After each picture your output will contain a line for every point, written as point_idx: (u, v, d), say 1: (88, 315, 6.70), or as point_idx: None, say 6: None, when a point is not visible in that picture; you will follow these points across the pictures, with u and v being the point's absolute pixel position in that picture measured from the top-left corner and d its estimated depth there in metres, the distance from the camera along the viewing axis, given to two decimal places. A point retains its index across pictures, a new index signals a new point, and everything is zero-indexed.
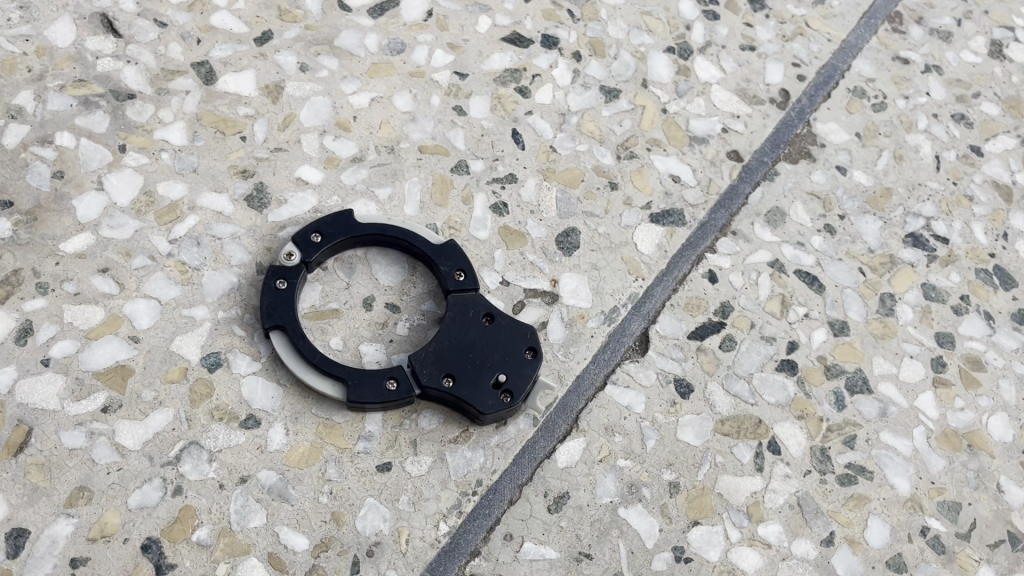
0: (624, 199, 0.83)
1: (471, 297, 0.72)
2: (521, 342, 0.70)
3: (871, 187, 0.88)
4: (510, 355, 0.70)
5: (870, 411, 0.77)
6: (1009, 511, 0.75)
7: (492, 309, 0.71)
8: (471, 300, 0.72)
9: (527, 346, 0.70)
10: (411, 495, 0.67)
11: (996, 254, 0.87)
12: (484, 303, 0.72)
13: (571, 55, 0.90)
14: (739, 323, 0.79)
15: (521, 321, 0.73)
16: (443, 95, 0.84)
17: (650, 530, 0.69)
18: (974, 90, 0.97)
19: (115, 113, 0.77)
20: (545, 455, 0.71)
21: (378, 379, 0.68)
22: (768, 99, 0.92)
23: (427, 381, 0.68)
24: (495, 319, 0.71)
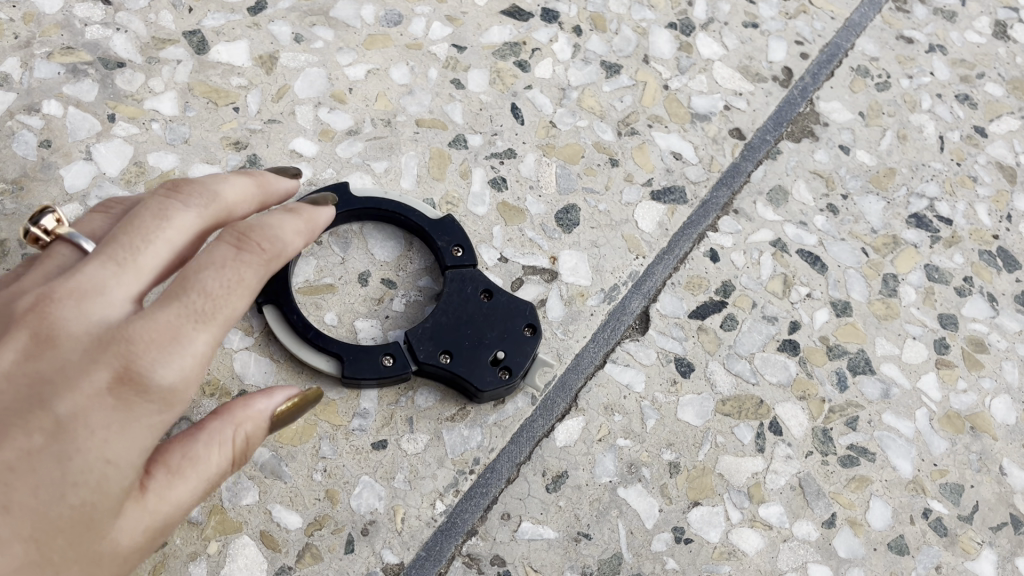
0: (625, 176, 0.81)
1: (470, 273, 0.71)
2: (521, 318, 0.69)
3: (874, 167, 0.87)
4: (509, 331, 0.68)
5: (872, 392, 0.76)
6: (1011, 494, 0.74)
7: (491, 285, 0.70)
8: (470, 276, 0.70)
9: (526, 322, 0.69)
10: (407, 473, 0.66)
11: (1000, 236, 0.86)
12: (482, 279, 0.70)
13: (571, 29, 0.88)
14: (740, 302, 0.77)
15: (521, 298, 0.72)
16: (441, 68, 0.83)
17: (649, 511, 0.68)
18: (978, 70, 0.96)
19: (104, 82, 0.75)
20: (544, 433, 0.69)
21: (374, 353, 0.66)
22: (771, 76, 0.90)
23: (424, 357, 0.67)
24: (494, 295, 0.69)
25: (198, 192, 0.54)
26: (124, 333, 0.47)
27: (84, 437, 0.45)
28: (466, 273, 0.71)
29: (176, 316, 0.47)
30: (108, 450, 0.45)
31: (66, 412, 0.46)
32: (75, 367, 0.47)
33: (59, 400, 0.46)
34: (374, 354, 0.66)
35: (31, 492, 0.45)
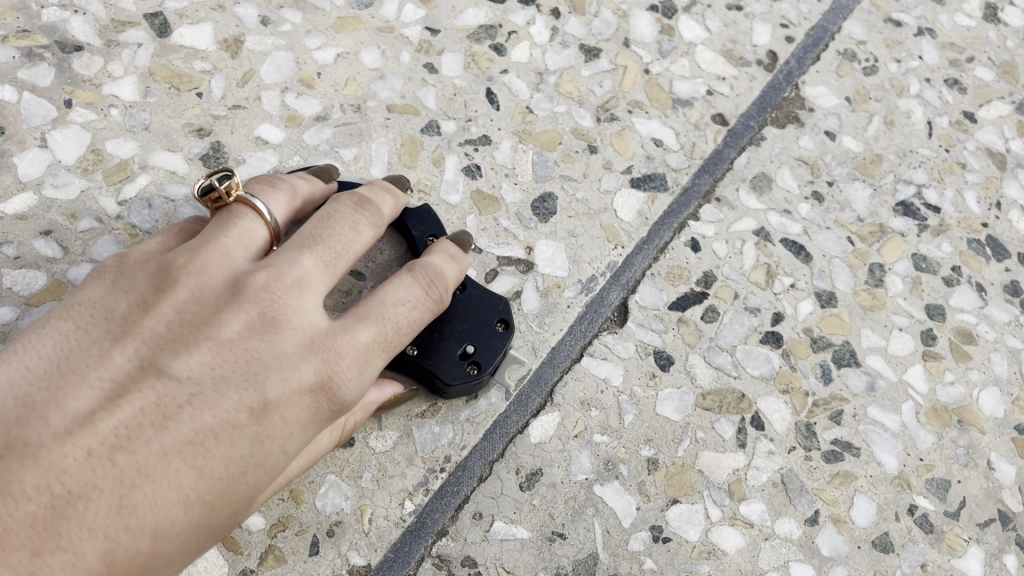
0: (604, 163, 0.79)
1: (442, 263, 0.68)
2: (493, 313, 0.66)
3: (860, 153, 0.85)
4: (480, 326, 0.65)
5: (857, 385, 0.73)
6: (1000, 489, 0.72)
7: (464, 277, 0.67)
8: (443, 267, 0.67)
9: (498, 317, 0.66)
10: (375, 471, 0.63)
11: (989, 224, 0.83)
12: None
13: (549, 12, 0.85)
14: (722, 293, 0.75)
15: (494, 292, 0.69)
16: (413, 52, 0.80)
17: (627, 509, 0.66)
18: (968, 54, 0.93)
19: (61, 66, 0.72)
20: (518, 429, 0.67)
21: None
22: (755, 61, 0.88)
23: None
24: (466, 287, 0.66)
25: (374, 211, 0.58)
26: (332, 338, 0.50)
27: (279, 432, 0.48)
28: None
29: (374, 341, 0.52)
30: (287, 444, 0.49)
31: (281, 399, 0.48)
32: (289, 355, 0.49)
33: (273, 386, 0.48)
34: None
35: (223, 462, 0.47)
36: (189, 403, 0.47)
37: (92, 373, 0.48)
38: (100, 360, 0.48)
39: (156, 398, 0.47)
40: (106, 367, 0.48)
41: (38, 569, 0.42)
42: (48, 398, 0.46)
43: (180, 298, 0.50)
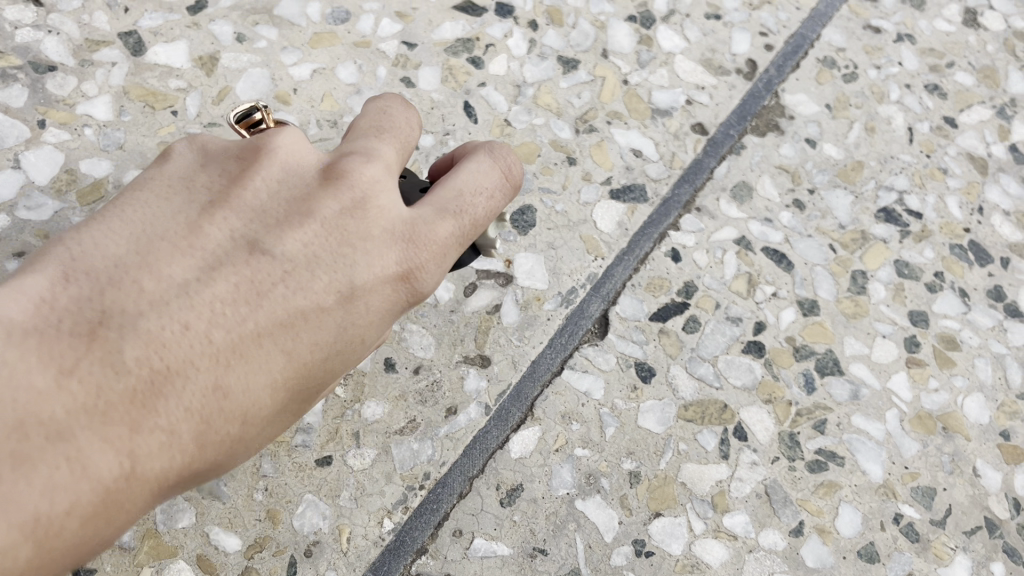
0: (583, 174, 0.78)
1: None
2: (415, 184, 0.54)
3: (841, 160, 0.85)
4: None
5: (841, 393, 0.73)
6: (986, 496, 0.71)
7: None
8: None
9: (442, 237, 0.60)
10: (354, 490, 0.63)
11: (971, 228, 0.83)
12: None
13: (526, 24, 0.85)
14: (703, 303, 0.75)
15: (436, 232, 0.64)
16: (390, 66, 0.80)
17: (609, 523, 0.65)
18: (947, 60, 0.93)
19: (34, 87, 0.72)
20: (498, 445, 0.66)
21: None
22: (734, 69, 0.88)
23: None
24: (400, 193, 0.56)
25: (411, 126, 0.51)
26: (412, 227, 0.45)
27: (369, 295, 0.43)
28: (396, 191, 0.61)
29: (453, 237, 0.46)
30: (367, 333, 0.44)
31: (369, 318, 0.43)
32: (378, 217, 0.44)
33: (367, 301, 0.43)
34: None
35: (311, 344, 0.41)
36: (290, 278, 0.41)
37: (186, 245, 0.41)
38: (191, 233, 0.41)
39: (250, 276, 0.41)
40: (198, 239, 0.41)
41: (135, 449, 0.35)
42: (142, 266, 0.40)
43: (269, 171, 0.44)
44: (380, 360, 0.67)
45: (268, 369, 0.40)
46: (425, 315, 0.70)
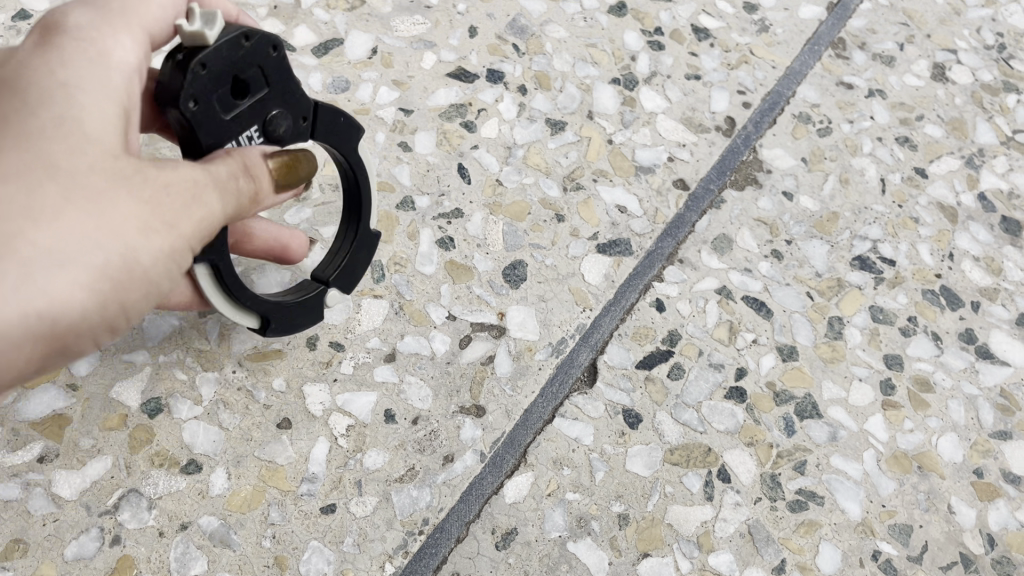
0: (571, 230, 0.83)
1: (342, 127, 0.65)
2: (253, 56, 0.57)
3: (817, 212, 0.89)
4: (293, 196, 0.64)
5: (819, 435, 0.76)
6: (961, 532, 0.74)
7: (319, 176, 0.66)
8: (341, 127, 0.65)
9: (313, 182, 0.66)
10: (356, 536, 0.66)
11: (942, 274, 0.87)
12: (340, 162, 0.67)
13: (516, 89, 0.90)
14: (687, 350, 0.79)
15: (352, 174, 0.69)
16: (388, 132, 0.85)
17: (599, 564, 0.68)
18: (917, 113, 0.98)
19: None
20: (493, 490, 0.70)
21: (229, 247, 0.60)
22: (714, 127, 0.92)
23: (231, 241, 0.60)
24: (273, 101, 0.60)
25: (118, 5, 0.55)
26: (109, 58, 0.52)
27: (65, 155, 0.47)
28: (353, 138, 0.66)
29: (126, 69, 0.53)
30: (104, 118, 0.49)
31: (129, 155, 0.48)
32: (65, 44, 0.52)
33: (47, 143, 0.47)
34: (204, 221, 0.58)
35: (76, 150, 0.47)
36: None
37: None
38: None
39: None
40: None
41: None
42: None
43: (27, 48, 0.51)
44: (380, 412, 0.71)
45: (41, 197, 0.45)
46: (423, 368, 0.74)
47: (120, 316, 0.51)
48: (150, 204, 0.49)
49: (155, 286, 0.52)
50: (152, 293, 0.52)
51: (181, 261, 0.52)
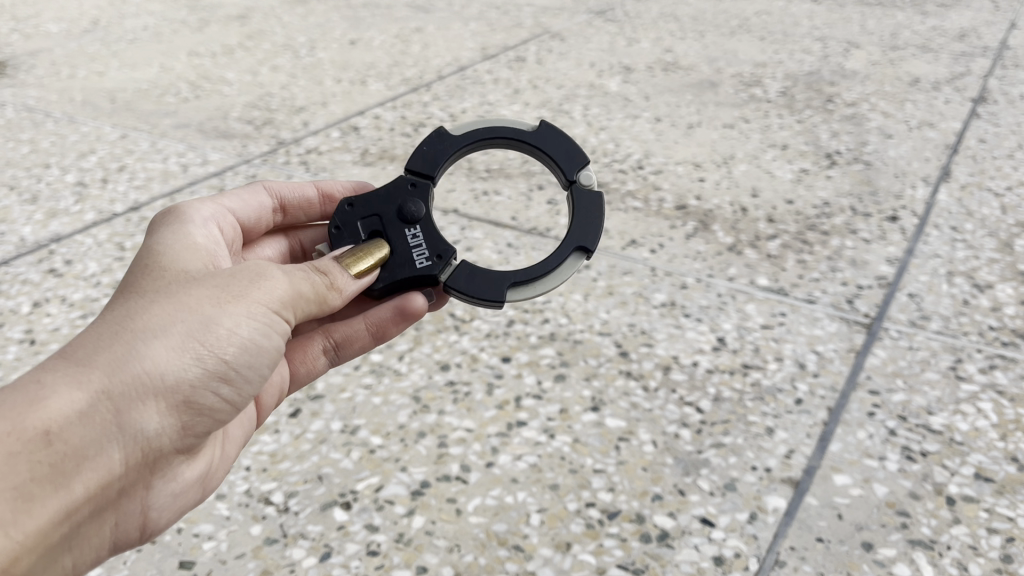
0: None
1: (429, 154, 1.68)
2: (353, 213, 1.60)
3: None
4: (394, 192, 1.62)
5: None
6: None
7: (412, 183, 1.64)
8: (430, 158, 1.67)
9: (408, 183, 1.64)
10: None
11: None
12: (439, 158, 1.68)
13: None
14: None
15: (433, 162, 1.67)
16: None
17: None
18: None
19: None
20: None
21: (496, 278, 1.58)
22: None
23: (414, 208, 1.60)
24: (353, 203, 1.60)
25: (255, 194, 1.69)
26: (253, 213, 1.68)
27: (184, 292, 1.25)
28: (439, 151, 1.68)
29: (264, 210, 1.70)
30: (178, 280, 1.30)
31: (154, 286, 1.27)
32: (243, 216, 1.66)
33: (179, 292, 1.25)
34: (467, 276, 1.59)
35: (178, 290, 1.25)
36: (157, 306, 1.22)
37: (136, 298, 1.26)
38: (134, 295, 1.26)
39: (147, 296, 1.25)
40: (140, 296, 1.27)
41: (150, 329, 1.19)
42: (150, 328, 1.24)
43: (242, 196, 1.66)
44: None
45: (175, 303, 1.22)
46: None
47: (223, 349, 1.25)
48: (219, 291, 1.26)
49: (240, 331, 1.26)
50: (238, 331, 1.26)
51: (254, 308, 1.28)
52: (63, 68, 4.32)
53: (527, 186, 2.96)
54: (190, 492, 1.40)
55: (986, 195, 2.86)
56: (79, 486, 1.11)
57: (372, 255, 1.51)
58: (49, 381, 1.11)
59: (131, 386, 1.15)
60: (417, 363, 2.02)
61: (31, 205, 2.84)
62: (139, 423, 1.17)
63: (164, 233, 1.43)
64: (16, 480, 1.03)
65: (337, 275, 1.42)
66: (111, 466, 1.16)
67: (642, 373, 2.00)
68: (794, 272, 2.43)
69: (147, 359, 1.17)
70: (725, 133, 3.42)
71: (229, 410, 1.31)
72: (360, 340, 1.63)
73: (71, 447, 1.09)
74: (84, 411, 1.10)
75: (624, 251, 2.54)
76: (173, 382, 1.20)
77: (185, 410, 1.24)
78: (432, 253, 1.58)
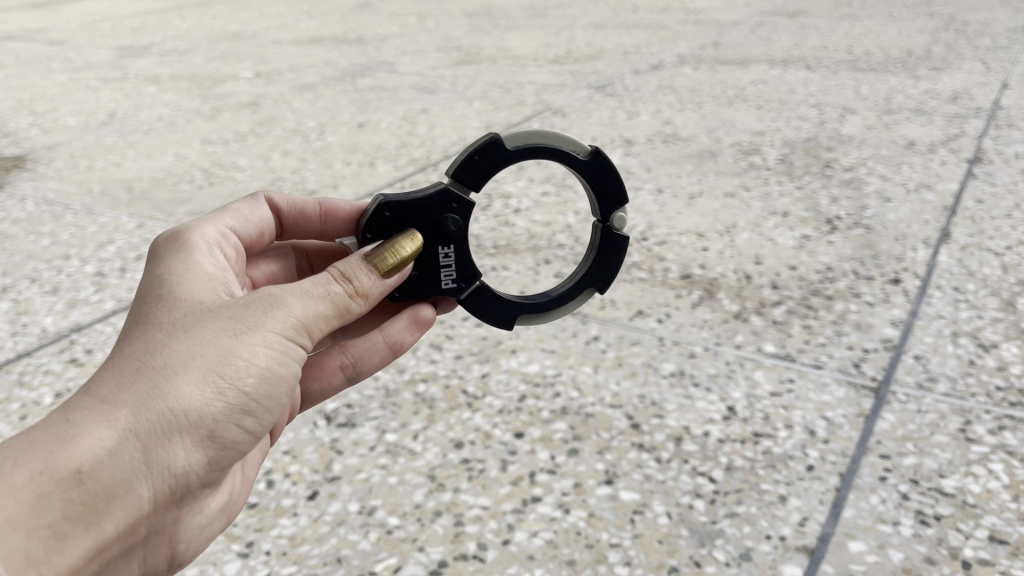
0: None
1: (478, 161, 1.72)
2: (389, 219, 1.67)
3: None
4: (438, 207, 1.71)
5: None
6: None
7: (456, 202, 1.72)
8: (476, 167, 1.73)
9: (454, 202, 1.72)
10: None
11: None
12: (487, 172, 1.73)
13: None
14: None
15: (478, 177, 1.74)
16: None
17: None
18: None
19: None
20: None
21: (510, 308, 1.85)
22: None
23: (452, 228, 1.72)
24: (391, 211, 1.67)
25: (253, 208, 1.78)
26: (255, 229, 1.77)
27: (203, 325, 1.31)
28: (489, 158, 1.73)
29: (263, 224, 1.80)
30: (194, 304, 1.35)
31: (170, 312, 1.32)
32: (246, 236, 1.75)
33: (197, 324, 1.31)
34: (485, 300, 1.82)
35: (196, 320, 1.31)
36: (177, 339, 1.28)
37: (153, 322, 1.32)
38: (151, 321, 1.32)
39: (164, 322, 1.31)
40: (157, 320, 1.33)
41: (171, 365, 1.26)
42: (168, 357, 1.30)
43: (241, 211, 1.74)
44: None
45: (194, 338, 1.29)
46: None
47: (244, 383, 1.32)
48: (237, 323, 1.32)
49: (261, 363, 1.34)
50: (258, 364, 1.33)
51: (273, 338, 1.34)
52: (81, 161, 4.47)
53: (534, 261, 3.02)
54: (217, 519, 1.49)
55: (986, 255, 2.91)
56: (109, 523, 1.20)
57: (405, 244, 1.53)
58: (77, 418, 1.19)
59: (156, 424, 1.23)
60: (431, 442, 2.05)
61: (51, 296, 2.92)
62: (165, 460, 1.25)
63: (168, 250, 1.48)
64: (48, 520, 1.12)
65: (363, 279, 1.45)
66: (140, 503, 1.24)
67: (654, 445, 2.02)
68: (801, 338, 2.47)
69: (170, 395, 1.24)
70: (726, 201, 3.49)
71: (252, 437, 1.39)
72: (380, 354, 1.73)
73: (100, 486, 1.17)
74: (111, 449, 1.18)
75: (632, 322, 2.59)
76: (196, 416, 1.28)
77: (209, 442, 1.32)
78: (460, 278, 1.76)
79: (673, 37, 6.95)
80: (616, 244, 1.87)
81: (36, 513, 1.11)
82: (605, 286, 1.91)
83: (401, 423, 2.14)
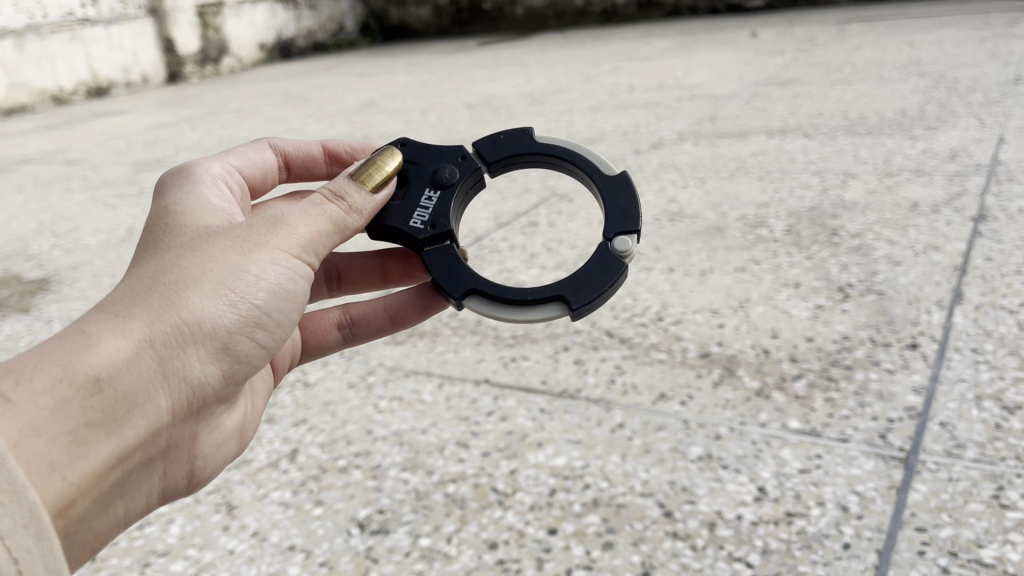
0: None
1: (501, 139, 2.30)
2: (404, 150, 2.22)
3: None
4: (446, 155, 2.24)
5: None
6: None
7: (461, 156, 2.24)
8: (498, 143, 2.30)
9: (460, 155, 2.25)
10: None
11: None
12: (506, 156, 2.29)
13: None
14: None
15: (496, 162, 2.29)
16: None
17: None
18: None
19: None
20: None
21: (469, 278, 2.05)
22: None
23: (448, 171, 2.19)
24: (406, 144, 2.22)
25: (260, 152, 2.24)
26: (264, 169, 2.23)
27: (210, 248, 1.65)
28: (512, 141, 2.30)
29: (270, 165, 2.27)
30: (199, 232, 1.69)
31: (180, 240, 1.66)
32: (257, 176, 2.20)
33: (205, 247, 1.65)
34: (450, 265, 2.08)
35: (201, 246, 1.65)
36: (183, 264, 1.61)
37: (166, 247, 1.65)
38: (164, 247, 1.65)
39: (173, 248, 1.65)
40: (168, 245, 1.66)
41: (182, 285, 1.59)
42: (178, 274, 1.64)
43: (250, 156, 2.19)
44: None
45: (202, 260, 1.62)
46: None
47: (255, 298, 1.68)
48: (242, 243, 1.67)
49: (267, 280, 1.69)
50: (265, 280, 1.69)
51: (279, 253, 1.71)
52: (104, 279, 4.58)
53: (552, 348, 3.05)
54: (224, 434, 1.86)
55: (1000, 313, 2.94)
56: (130, 429, 1.52)
57: (388, 161, 1.98)
58: (98, 330, 1.50)
59: (173, 334, 1.56)
60: (466, 543, 2.06)
61: None
62: (182, 368, 1.59)
63: (177, 183, 1.84)
64: (73, 425, 1.42)
65: (355, 195, 1.85)
66: (160, 404, 1.58)
67: (688, 532, 2.02)
68: (824, 411, 2.48)
69: (185, 308, 1.58)
70: (738, 276, 3.54)
71: (259, 350, 1.76)
72: (378, 320, 2.31)
73: (119, 393, 1.49)
74: (129, 358, 1.50)
75: (655, 406, 2.61)
76: (208, 326, 1.62)
77: (221, 349, 1.67)
78: (429, 221, 2.11)
79: (671, 115, 7.11)
80: (613, 266, 2.04)
81: (59, 418, 1.40)
82: (575, 313, 1.98)
83: (434, 525, 2.15)
